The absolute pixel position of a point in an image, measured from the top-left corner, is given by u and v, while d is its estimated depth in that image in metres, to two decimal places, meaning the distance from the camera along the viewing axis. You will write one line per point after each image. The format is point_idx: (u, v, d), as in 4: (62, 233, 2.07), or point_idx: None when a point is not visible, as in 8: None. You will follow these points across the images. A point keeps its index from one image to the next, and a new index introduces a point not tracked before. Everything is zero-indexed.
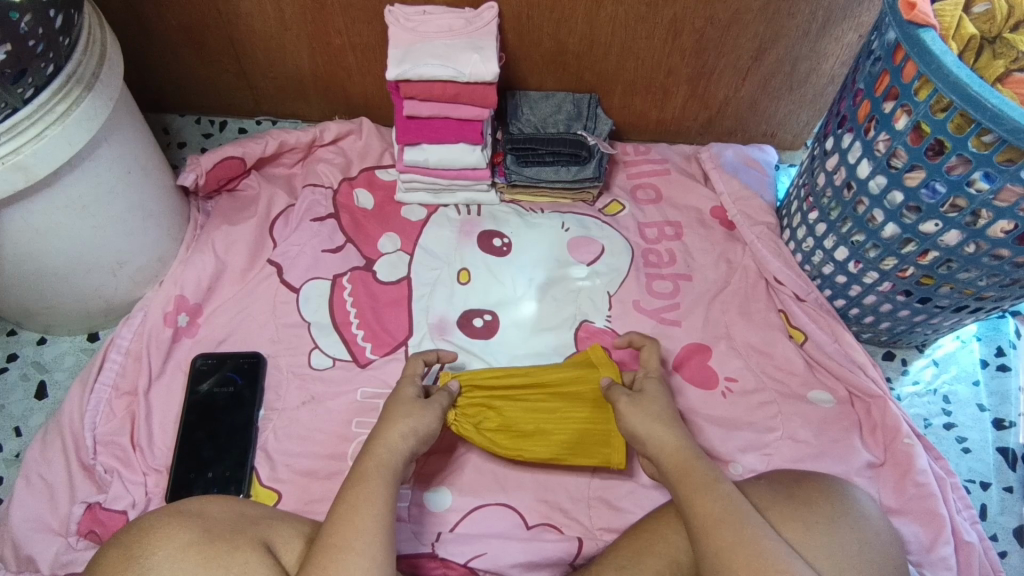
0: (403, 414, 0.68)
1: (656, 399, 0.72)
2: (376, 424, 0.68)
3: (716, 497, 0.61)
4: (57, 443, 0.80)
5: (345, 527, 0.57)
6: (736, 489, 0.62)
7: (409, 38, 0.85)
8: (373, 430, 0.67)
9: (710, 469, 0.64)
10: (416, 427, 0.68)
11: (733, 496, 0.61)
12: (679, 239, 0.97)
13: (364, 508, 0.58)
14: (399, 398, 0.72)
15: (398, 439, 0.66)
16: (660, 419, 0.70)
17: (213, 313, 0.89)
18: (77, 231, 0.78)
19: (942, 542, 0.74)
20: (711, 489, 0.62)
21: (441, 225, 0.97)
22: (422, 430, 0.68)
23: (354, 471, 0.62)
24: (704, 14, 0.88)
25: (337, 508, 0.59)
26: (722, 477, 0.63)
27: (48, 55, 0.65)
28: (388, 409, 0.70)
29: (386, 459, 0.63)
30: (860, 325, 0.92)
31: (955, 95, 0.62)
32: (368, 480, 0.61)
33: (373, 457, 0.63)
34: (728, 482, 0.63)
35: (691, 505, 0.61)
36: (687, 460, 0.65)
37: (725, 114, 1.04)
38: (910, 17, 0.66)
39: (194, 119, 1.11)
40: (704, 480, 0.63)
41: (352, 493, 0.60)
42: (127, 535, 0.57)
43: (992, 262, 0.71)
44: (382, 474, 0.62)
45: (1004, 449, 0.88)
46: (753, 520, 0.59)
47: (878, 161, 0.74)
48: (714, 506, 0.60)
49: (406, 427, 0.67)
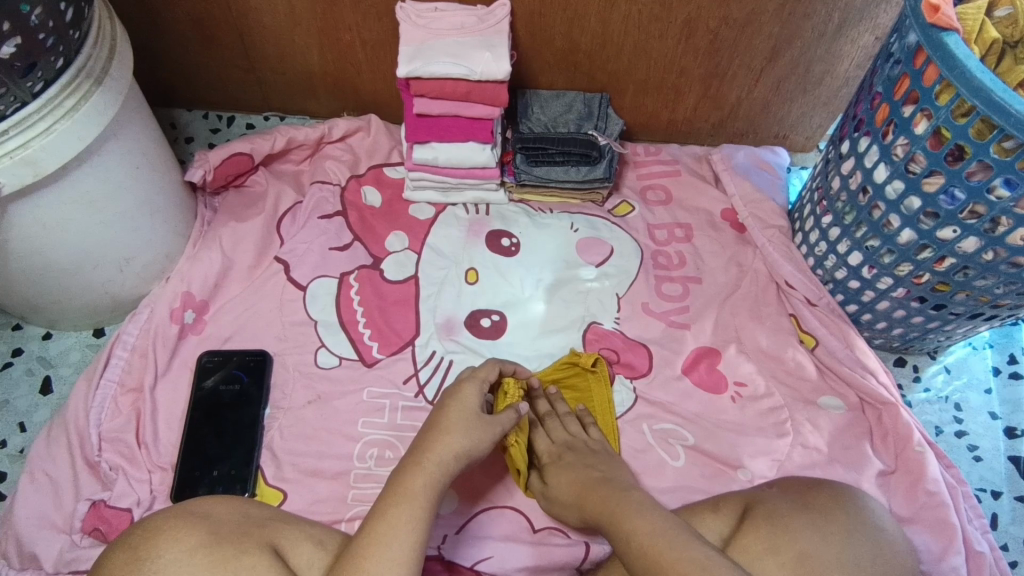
0: (458, 430, 0.66)
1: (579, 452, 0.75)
2: (428, 431, 0.66)
3: (635, 550, 0.58)
4: (62, 440, 0.80)
5: (381, 550, 0.56)
6: (648, 528, 0.58)
7: (421, 35, 0.84)
8: (425, 437, 0.65)
9: (630, 520, 0.60)
10: (470, 450, 0.65)
11: (646, 535, 0.58)
12: (690, 241, 0.96)
13: (404, 532, 0.57)
14: (459, 406, 0.68)
15: (449, 459, 0.63)
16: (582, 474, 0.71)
17: (220, 310, 0.89)
18: (85, 226, 0.77)
19: (953, 552, 0.73)
20: (629, 546, 0.58)
21: (450, 224, 0.96)
22: (473, 452, 0.66)
23: (397, 483, 0.61)
24: (719, 15, 0.87)
25: (374, 523, 0.58)
26: (636, 521, 0.60)
27: (59, 49, 0.65)
28: (443, 413, 0.68)
29: (434, 479, 0.61)
30: (873, 330, 0.91)
31: (978, 100, 0.61)
32: (412, 501, 0.59)
33: (419, 472, 0.61)
34: (641, 521, 0.60)
35: (629, 564, 0.58)
36: (616, 519, 0.62)
37: (737, 116, 1.03)
38: (933, 20, 0.64)
39: (202, 115, 1.10)
40: (623, 539, 0.59)
41: (394, 512, 0.58)
42: (133, 535, 0.56)
43: (1009, 270, 0.70)
44: (426, 495, 0.60)
45: (1016, 458, 0.87)
46: (670, 554, 0.55)
47: (896, 166, 0.73)
48: (638, 555, 0.57)
49: (459, 447, 0.65)
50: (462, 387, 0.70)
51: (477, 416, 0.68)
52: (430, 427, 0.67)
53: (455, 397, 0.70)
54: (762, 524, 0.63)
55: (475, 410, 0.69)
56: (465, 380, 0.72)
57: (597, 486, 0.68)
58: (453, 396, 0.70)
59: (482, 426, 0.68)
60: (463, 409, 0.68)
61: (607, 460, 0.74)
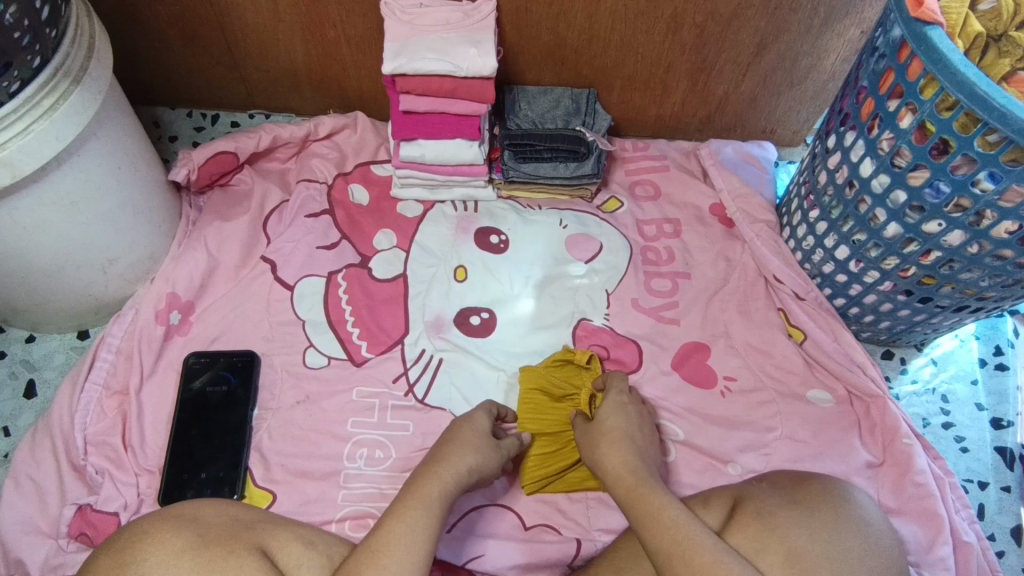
0: (472, 446, 0.68)
1: (612, 415, 0.75)
2: (443, 446, 0.68)
3: (664, 528, 0.59)
4: (47, 444, 0.79)
5: (399, 549, 0.56)
6: (683, 512, 0.60)
7: (405, 31, 0.83)
8: (438, 451, 0.67)
9: (657, 496, 0.63)
10: (480, 464, 0.67)
11: (680, 520, 0.59)
12: (678, 236, 0.96)
13: (422, 534, 0.57)
14: (471, 428, 0.71)
15: (464, 472, 0.65)
16: (611, 439, 0.71)
17: (205, 311, 0.88)
18: (67, 228, 0.76)
19: (940, 543, 0.74)
20: (658, 519, 0.60)
21: (437, 221, 0.95)
22: (484, 469, 0.68)
23: (413, 487, 0.61)
24: (705, 9, 0.86)
25: (392, 521, 0.58)
26: (668, 502, 0.62)
27: (35, 48, 0.64)
28: (453, 433, 0.70)
29: (447, 488, 0.62)
30: (860, 325, 0.91)
31: (962, 95, 0.61)
32: (428, 503, 0.60)
33: (436, 480, 0.62)
34: (675, 505, 0.61)
35: (649, 544, 0.60)
36: (634, 487, 0.65)
37: (725, 110, 1.03)
38: (917, 14, 0.65)
39: (185, 113, 1.09)
40: (647, 517, 0.61)
41: (412, 511, 0.59)
42: (118, 540, 0.56)
43: (994, 263, 0.71)
44: (441, 502, 0.61)
45: (1002, 449, 0.87)
46: (707, 542, 0.57)
47: (881, 160, 0.73)
48: (662, 539, 0.59)
49: (471, 461, 0.67)
50: (472, 414, 0.74)
51: (488, 439, 0.71)
52: (443, 442, 0.69)
53: (467, 421, 0.73)
54: (751, 523, 0.63)
55: (485, 432, 0.72)
56: (475, 411, 0.76)
57: (609, 436, 0.72)
58: (463, 422, 0.73)
59: (491, 446, 0.70)
60: (475, 431, 0.71)
61: (644, 422, 0.76)
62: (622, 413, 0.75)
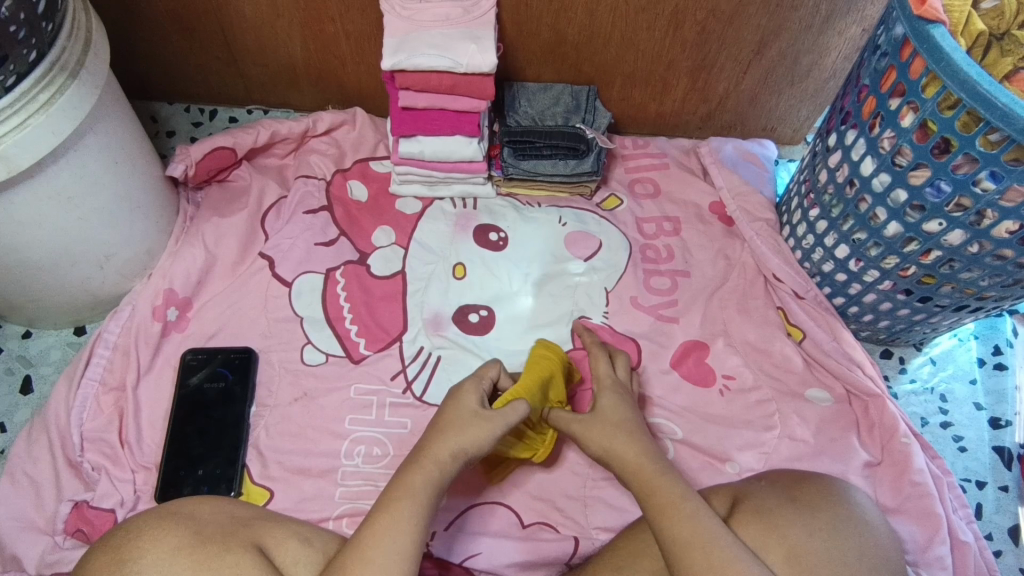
0: (457, 427, 0.65)
1: (618, 406, 0.71)
2: (430, 431, 0.66)
3: (683, 520, 0.59)
4: (43, 440, 0.79)
5: (383, 542, 0.56)
6: (702, 505, 0.61)
7: (405, 27, 0.82)
8: (425, 438, 0.65)
9: (675, 485, 0.62)
10: (467, 444, 0.64)
11: (699, 514, 0.60)
12: (678, 234, 0.96)
13: (406, 527, 0.57)
14: (457, 408, 0.67)
15: (447, 457, 0.63)
16: (619, 428, 0.68)
17: (202, 307, 0.87)
18: (63, 223, 0.76)
19: (938, 542, 0.74)
20: (676, 510, 0.60)
21: (435, 219, 0.95)
22: (473, 447, 0.64)
23: (399, 480, 0.61)
24: (706, 7, 0.86)
25: (377, 516, 0.58)
26: (688, 492, 0.62)
27: (31, 42, 0.63)
28: (441, 416, 0.67)
29: (431, 478, 0.61)
30: (860, 324, 0.91)
31: (965, 94, 0.61)
32: (413, 495, 0.59)
33: (419, 470, 0.61)
34: (694, 497, 0.61)
35: (663, 534, 0.60)
36: (648, 477, 0.64)
37: (725, 108, 1.02)
38: (921, 11, 0.64)
39: (183, 108, 1.08)
40: (661, 507, 0.61)
41: (396, 504, 0.58)
42: (114, 538, 0.55)
43: (994, 262, 0.71)
44: (426, 491, 0.60)
45: (1000, 449, 0.87)
46: (725, 541, 0.58)
47: (883, 159, 0.73)
48: (678, 532, 0.59)
49: (456, 444, 0.64)
50: (461, 390, 0.70)
51: (476, 414, 0.67)
52: (432, 426, 0.67)
53: (456, 400, 0.69)
54: (752, 520, 0.63)
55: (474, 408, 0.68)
56: (465, 383, 0.71)
57: (620, 428, 0.68)
58: (453, 400, 0.69)
59: (479, 420, 0.66)
60: (462, 409, 0.67)
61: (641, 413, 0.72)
62: (625, 405, 0.72)
